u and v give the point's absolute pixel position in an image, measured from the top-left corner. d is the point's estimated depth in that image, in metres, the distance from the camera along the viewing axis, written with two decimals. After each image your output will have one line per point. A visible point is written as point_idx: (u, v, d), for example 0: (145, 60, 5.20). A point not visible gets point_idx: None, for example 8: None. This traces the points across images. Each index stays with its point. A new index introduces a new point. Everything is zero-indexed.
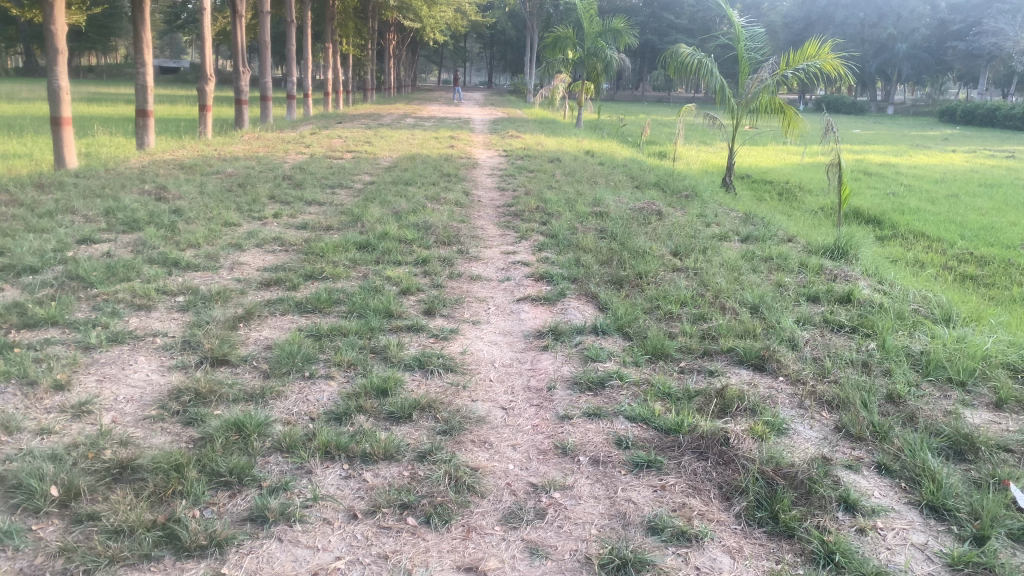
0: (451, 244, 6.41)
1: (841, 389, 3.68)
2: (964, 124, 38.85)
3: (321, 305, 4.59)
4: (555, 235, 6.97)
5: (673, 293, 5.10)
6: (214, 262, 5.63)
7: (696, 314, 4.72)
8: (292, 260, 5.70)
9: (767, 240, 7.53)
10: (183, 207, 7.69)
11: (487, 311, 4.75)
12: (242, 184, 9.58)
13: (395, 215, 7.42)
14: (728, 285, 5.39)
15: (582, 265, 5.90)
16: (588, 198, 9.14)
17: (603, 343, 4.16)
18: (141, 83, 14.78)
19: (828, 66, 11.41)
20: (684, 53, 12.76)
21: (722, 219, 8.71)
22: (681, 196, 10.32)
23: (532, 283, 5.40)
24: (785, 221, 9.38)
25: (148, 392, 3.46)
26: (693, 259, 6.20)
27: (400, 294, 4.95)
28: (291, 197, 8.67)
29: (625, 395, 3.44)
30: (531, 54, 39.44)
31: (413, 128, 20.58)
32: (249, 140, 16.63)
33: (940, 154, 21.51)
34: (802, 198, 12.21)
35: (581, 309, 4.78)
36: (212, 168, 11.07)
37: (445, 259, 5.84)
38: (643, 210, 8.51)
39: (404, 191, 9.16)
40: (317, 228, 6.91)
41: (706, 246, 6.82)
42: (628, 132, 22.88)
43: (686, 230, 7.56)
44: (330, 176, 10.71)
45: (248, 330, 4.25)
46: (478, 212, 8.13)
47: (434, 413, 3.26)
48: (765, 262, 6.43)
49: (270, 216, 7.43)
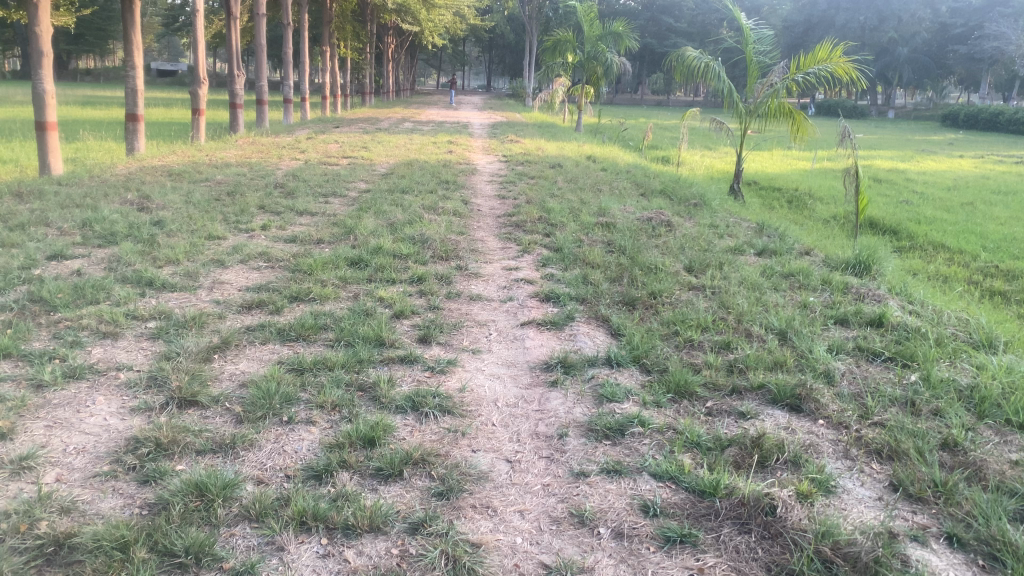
0: (450, 259, 5.98)
1: (890, 434, 3.26)
2: (968, 128, 38.53)
3: (306, 332, 4.16)
4: (559, 248, 6.54)
5: (692, 317, 4.67)
6: (192, 281, 5.20)
7: (719, 342, 4.30)
8: (277, 278, 5.27)
9: (783, 253, 7.12)
10: (166, 218, 7.26)
11: (488, 338, 4.32)
12: (231, 192, 9.17)
13: (390, 227, 6.99)
14: (750, 307, 4.96)
15: (590, 283, 5.47)
16: (593, 207, 8.72)
17: (618, 378, 3.73)
18: (131, 86, 14.38)
19: (839, 70, 10.98)
20: (691, 56, 12.34)
21: (734, 229, 8.29)
22: (689, 204, 9.91)
23: (537, 304, 4.97)
24: (800, 232, 8.98)
25: (103, 441, 3.02)
26: (709, 276, 5.77)
27: (394, 318, 4.52)
28: (281, 206, 8.24)
29: (648, 446, 3.02)
30: (531, 58, 39.11)
31: (411, 133, 20.19)
32: (243, 145, 16.23)
33: (948, 159, 21.17)
34: (813, 206, 11.82)
35: (592, 335, 4.35)
36: (201, 176, 10.65)
37: (442, 276, 5.41)
38: (651, 220, 8.10)
39: (400, 200, 8.74)
40: (307, 241, 6.48)
41: (721, 260, 6.39)
42: (629, 136, 22.50)
43: (699, 243, 7.15)
44: (324, 183, 10.30)
45: (224, 363, 3.81)
46: (478, 223, 7.71)
47: (429, 469, 2.82)
48: (785, 279, 6.01)
49: (258, 228, 7.01)
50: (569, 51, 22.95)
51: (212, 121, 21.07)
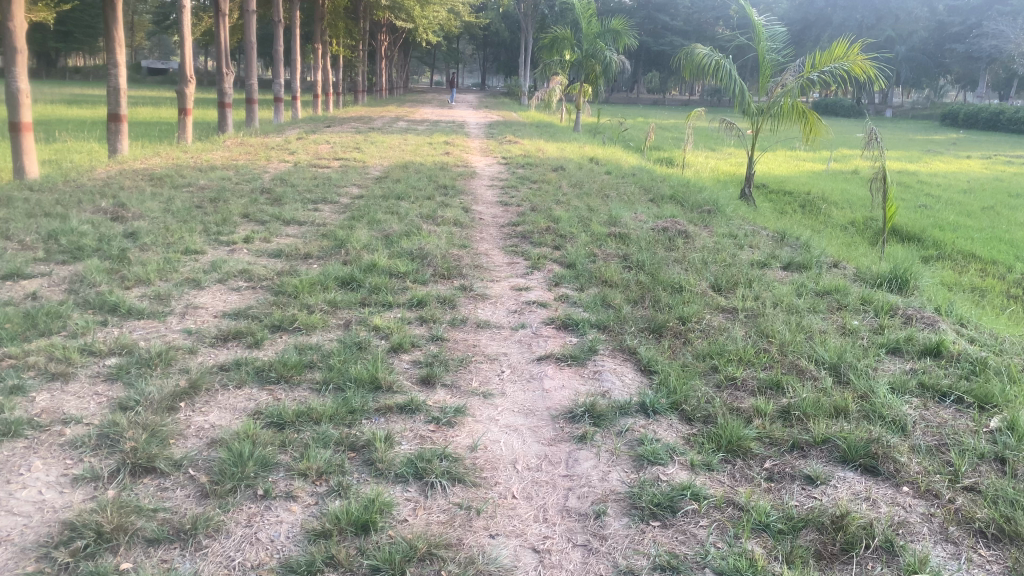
0: (452, 278, 5.40)
1: (994, 507, 2.69)
2: (968, 127, 38.08)
3: (289, 373, 3.58)
4: (571, 264, 5.98)
5: (731, 349, 4.12)
6: (163, 306, 4.61)
7: (767, 381, 3.75)
8: (259, 302, 4.68)
9: (812, 267, 6.56)
10: (140, 229, 6.67)
11: (500, 376, 3.74)
12: (215, 199, 8.57)
13: (385, 240, 6.42)
14: (793, 335, 4.41)
15: (610, 306, 4.91)
16: (603, 215, 8.16)
17: (657, 431, 3.17)
18: (114, 84, 13.81)
19: (856, 69, 10.41)
20: (700, 53, 11.77)
21: (754, 240, 7.75)
22: (701, 211, 9.36)
23: (553, 332, 4.41)
24: (821, 242, 8.44)
25: (32, 526, 2.43)
26: (739, 298, 5.21)
27: (392, 352, 3.94)
28: (267, 215, 7.66)
29: (707, 530, 2.48)
30: (526, 58, 38.58)
31: (406, 133, 19.60)
32: (231, 146, 15.63)
33: (955, 160, 20.66)
34: (828, 211, 11.30)
35: (619, 373, 3.78)
36: (184, 180, 10.05)
37: (444, 299, 4.84)
38: (666, 230, 7.55)
39: (395, 208, 8.16)
40: (294, 256, 5.90)
41: (748, 277, 5.83)
42: (628, 136, 21.96)
43: (721, 256, 6.59)
44: (315, 188, 9.72)
45: (191, 414, 3.22)
46: (480, 234, 7.15)
47: (439, 566, 2.27)
48: (822, 300, 5.45)
49: (241, 241, 6.42)
50: (566, 49, 22.38)
51: (201, 121, 20.47)
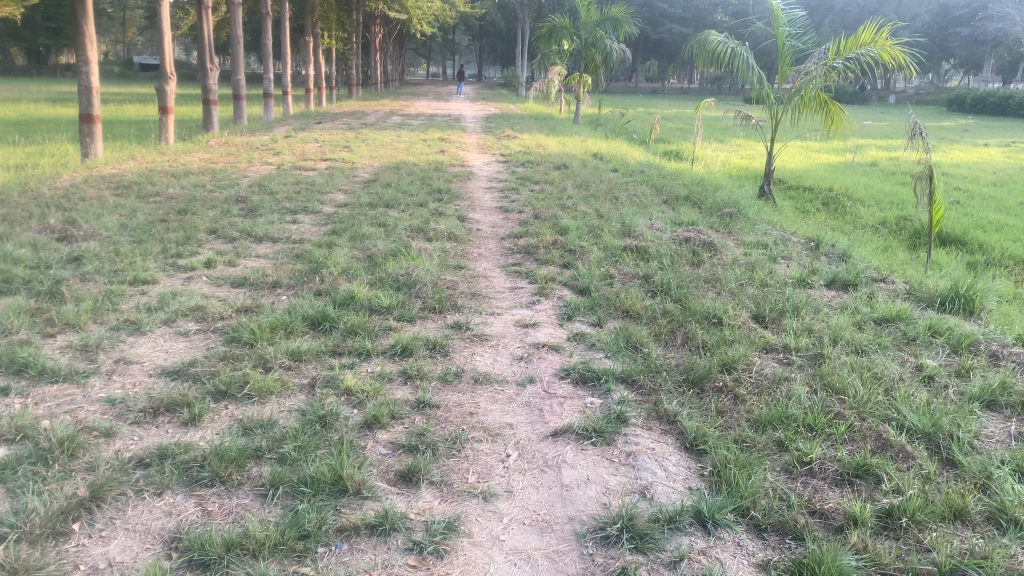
0: (445, 312, 4.54)
1: None
2: (975, 112, 37.20)
3: (227, 469, 2.73)
4: (585, 289, 5.11)
5: (795, 416, 3.28)
6: (87, 362, 3.72)
7: (849, 463, 2.91)
8: (205, 354, 3.80)
9: (861, 287, 5.71)
10: (86, 251, 5.79)
11: (505, 463, 2.88)
12: (182, 211, 7.69)
13: (367, 262, 5.55)
14: (867, 391, 3.55)
15: (636, 348, 4.03)
16: (615, 223, 7.30)
17: (723, 562, 2.32)
18: (85, 83, 12.97)
19: (885, 55, 9.54)
20: (715, 40, 10.81)
21: (786, 250, 6.89)
22: (722, 215, 8.49)
23: (571, 389, 3.54)
24: (857, 250, 7.59)
25: None
26: (789, 334, 4.35)
27: (365, 429, 3.08)
28: (237, 231, 6.79)
29: None
30: (523, 47, 37.70)
31: (399, 129, 18.73)
32: (214, 147, 14.78)
33: (973, 148, 19.75)
34: (855, 210, 10.43)
35: (660, 458, 2.93)
36: (153, 188, 9.18)
37: (434, 343, 3.97)
38: (688, 240, 6.69)
39: (382, 218, 7.29)
40: (259, 286, 5.04)
41: (794, 303, 4.95)
42: (631, 129, 21.07)
43: (755, 274, 5.72)
44: (295, 195, 8.85)
45: (86, 544, 2.35)
46: (477, 250, 6.28)
47: None
48: (884, 332, 4.60)
49: (200, 265, 5.54)
50: (564, 38, 21.46)
51: (185, 119, 19.59)
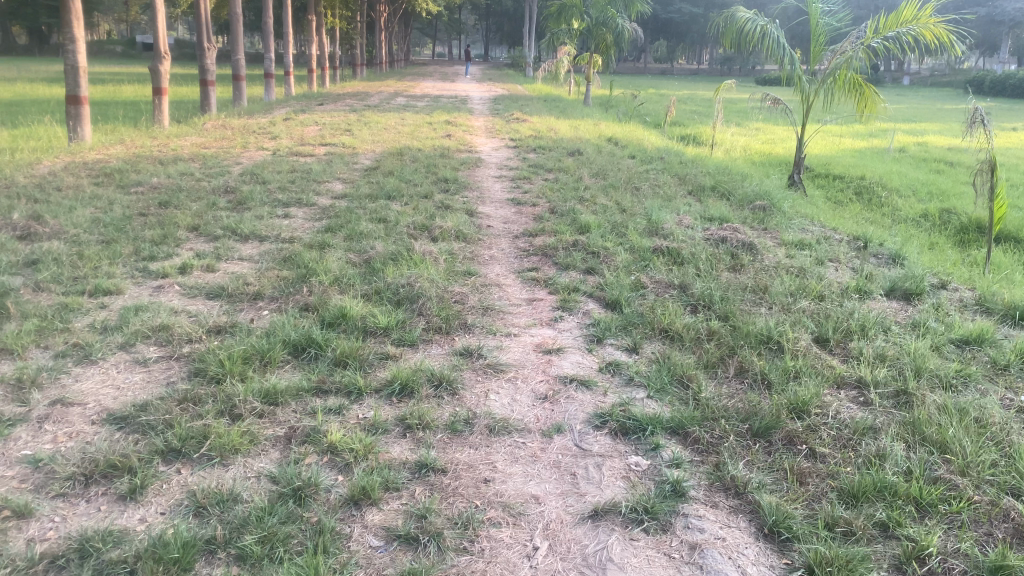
0: (453, 334, 3.86)
1: None
2: (995, 94, 36.05)
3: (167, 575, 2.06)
4: (615, 303, 4.42)
5: (895, 486, 2.61)
6: (17, 403, 3.06)
7: (981, 563, 2.25)
8: (162, 394, 3.13)
9: (927, 299, 4.99)
10: (46, 251, 5.11)
11: (533, 561, 2.21)
12: (164, 203, 7.01)
13: (365, 267, 4.88)
14: (976, 444, 2.87)
15: (682, 385, 3.35)
16: (640, 219, 6.60)
17: None
18: (71, 62, 12.24)
19: (927, 34, 8.70)
20: (743, 17, 10.01)
21: (831, 250, 6.18)
22: (754, 209, 7.77)
23: (610, 445, 2.86)
24: (907, 248, 6.86)
25: None
26: (861, 365, 3.67)
27: (352, 508, 2.41)
28: (221, 227, 6.11)
29: None
30: (530, 25, 36.66)
31: (404, 111, 17.96)
32: (209, 130, 14.07)
33: (1004, 132, 18.82)
34: (893, 202, 9.69)
35: (734, 554, 2.26)
36: (135, 176, 8.49)
37: (440, 377, 3.28)
38: (724, 240, 6.00)
39: (383, 213, 6.61)
40: (238, 298, 4.36)
41: (858, 320, 4.27)
42: (644, 111, 20.28)
43: (805, 282, 5.02)
44: (290, 185, 8.16)
45: None
46: (488, 252, 5.59)
47: None
48: (971, 358, 3.89)
49: (174, 271, 4.85)
50: (574, 16, 20.62)
51: (183, 100, 18.87)
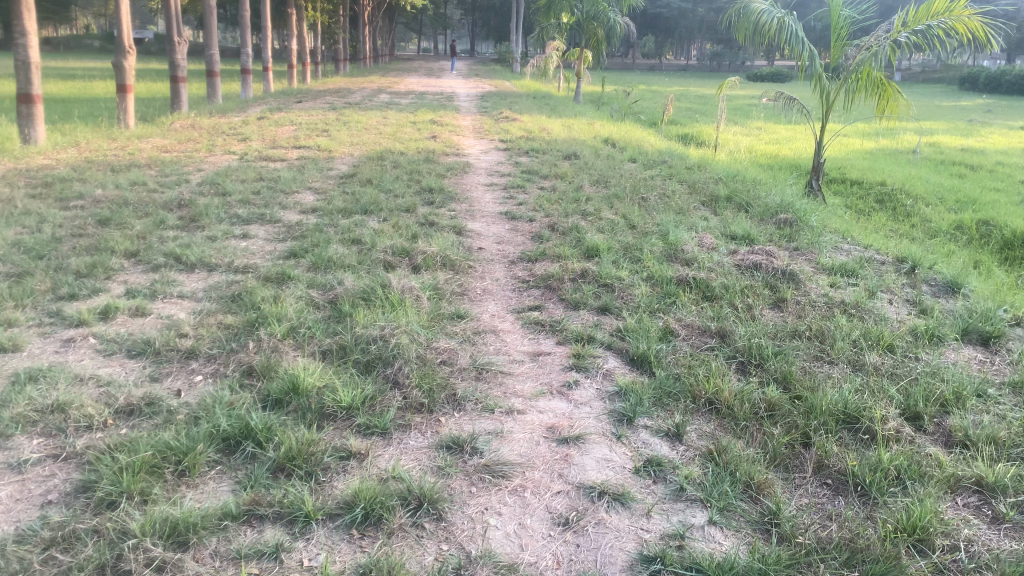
0: (438, 415, 2.95)
1: None
2: (987, 91, 35.42)
3: None
4: (642, 361, 3.52)
5: None
6: None
7: None
8: (25, 528, 2.20)
9: (1009, 344, 4.13)
10: None
11: None
12: (104, 221, 6.05)
13: (331, 311, 3.97)
14: None
15: (751, 499, 2.45)
16: (655, 239, 5.72)
17: None
18: (22, 57, 11.17)
19: (959, 27, 7.90)
20: (757, 8, 9.10)
21: (878, 277, 5.33)
22: (777, 225, 6.92)
23: None
24: (956, 269, 6.01)
25: None
26: (976, 457, 2.78)
27: None
28: (164, 253, 5.16)
29: None
30: (517, 21, 35.70)
31: (387, 109, 16.99)
32: (175, 130, 13.08)
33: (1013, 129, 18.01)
34: (920, 210, 8.87)
35: None
36: (80, 186, 7.52)
37: (420, 495, 2.38)
38: (755, 266, 5.13)
39: (357, 233, 5.69)
40: (166, 357, 3.43)
41: (948, 382, 3.39)
42: (638, 109, 19.41)
43: (863, 324, 4.15)
44: (254, 196, 7.22)
45: None
46: (481, 284, 4.70)
47: None
48: None
49: (93, 317, 3.91)
50: (563, 10, 19.64)
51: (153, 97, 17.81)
